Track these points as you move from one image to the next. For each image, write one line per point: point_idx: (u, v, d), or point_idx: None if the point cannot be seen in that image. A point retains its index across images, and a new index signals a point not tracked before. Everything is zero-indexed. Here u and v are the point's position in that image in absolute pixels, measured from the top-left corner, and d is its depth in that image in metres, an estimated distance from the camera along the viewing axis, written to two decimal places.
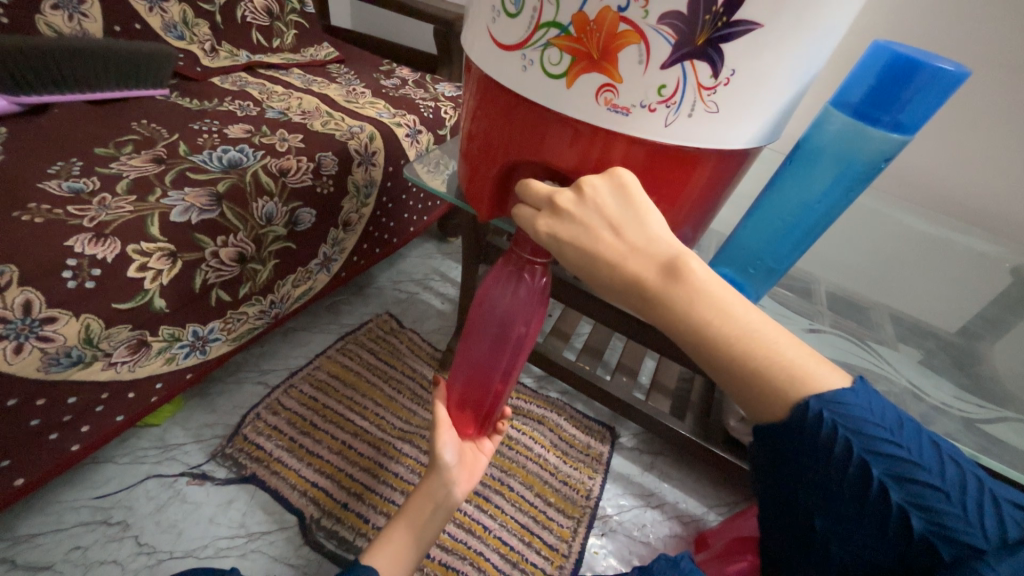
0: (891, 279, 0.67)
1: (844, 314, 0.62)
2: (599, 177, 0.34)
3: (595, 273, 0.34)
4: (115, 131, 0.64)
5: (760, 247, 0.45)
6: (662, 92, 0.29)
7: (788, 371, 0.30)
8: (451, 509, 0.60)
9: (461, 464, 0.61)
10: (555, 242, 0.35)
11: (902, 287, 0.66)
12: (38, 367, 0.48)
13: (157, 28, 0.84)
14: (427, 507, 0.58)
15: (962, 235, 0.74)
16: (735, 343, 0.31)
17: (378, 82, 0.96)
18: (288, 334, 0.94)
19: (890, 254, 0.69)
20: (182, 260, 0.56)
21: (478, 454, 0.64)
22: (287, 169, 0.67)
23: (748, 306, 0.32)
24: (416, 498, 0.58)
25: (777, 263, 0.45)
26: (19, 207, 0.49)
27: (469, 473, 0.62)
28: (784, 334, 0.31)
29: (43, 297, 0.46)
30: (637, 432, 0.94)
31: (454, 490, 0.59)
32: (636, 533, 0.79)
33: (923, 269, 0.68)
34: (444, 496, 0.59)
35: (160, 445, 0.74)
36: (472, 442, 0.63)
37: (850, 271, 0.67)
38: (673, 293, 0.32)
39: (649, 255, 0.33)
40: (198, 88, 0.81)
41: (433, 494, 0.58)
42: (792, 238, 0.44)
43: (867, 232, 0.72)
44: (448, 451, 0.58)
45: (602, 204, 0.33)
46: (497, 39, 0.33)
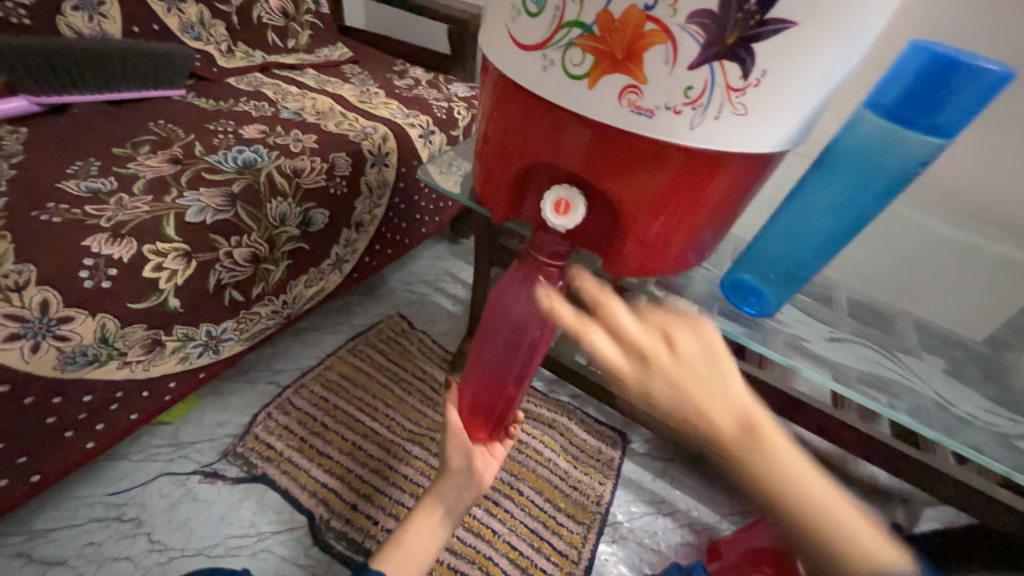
0: (927, 284, 0.63)
1: (868, 322, 0.60)
2: (685, 329, 0.36)
3: (672, 412, 0.35)
4: (133, 131, 0.65)
5: (784, 253, 0.45)
6: (688, 94, 0.30)
7: (863, 555, 0.29)
8: (461, 512, 0.59)
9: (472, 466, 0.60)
10: (634, 379, 0.35)
11: (939, 292, 0.63)
12: (54, 365, 0.48)
13: (175, 28, 0.84)
14: (437, 510, 0.57)
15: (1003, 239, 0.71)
16: (811, 514, 0.30)
17: (392, 82, 0.96)
18: (299, 333, 0.94)
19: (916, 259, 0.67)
20: (196, 260, 0.56)
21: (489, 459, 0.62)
22: (301, 170, 0.67)
23: (824, 480, 0.32)
24: (426, 502, 0.57)
25: (799, 268, 0.45)
26: (38, 207, 0.49)
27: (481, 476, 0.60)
28: (860, 514, 0.31)
29: (60, 296, 0.47)
30: (649, 438, 0.93)
31: (465, 494, 0.59)
32: (648, 541, 0.78)
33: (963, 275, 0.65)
34: (456, 500, 0.58)
35: (172, 442, 0.74)
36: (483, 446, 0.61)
37: (885, 275, 0.64)
38: (752, 455, 0.32)
39: (732, 410, 0.32)
40: (213, 89, 0.81)
41: (443, 497, 0.58)
42: (818, 243, 0.43)
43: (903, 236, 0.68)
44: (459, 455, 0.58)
45: (690, 359, 0.34)
46: (517, 38, 0.34)
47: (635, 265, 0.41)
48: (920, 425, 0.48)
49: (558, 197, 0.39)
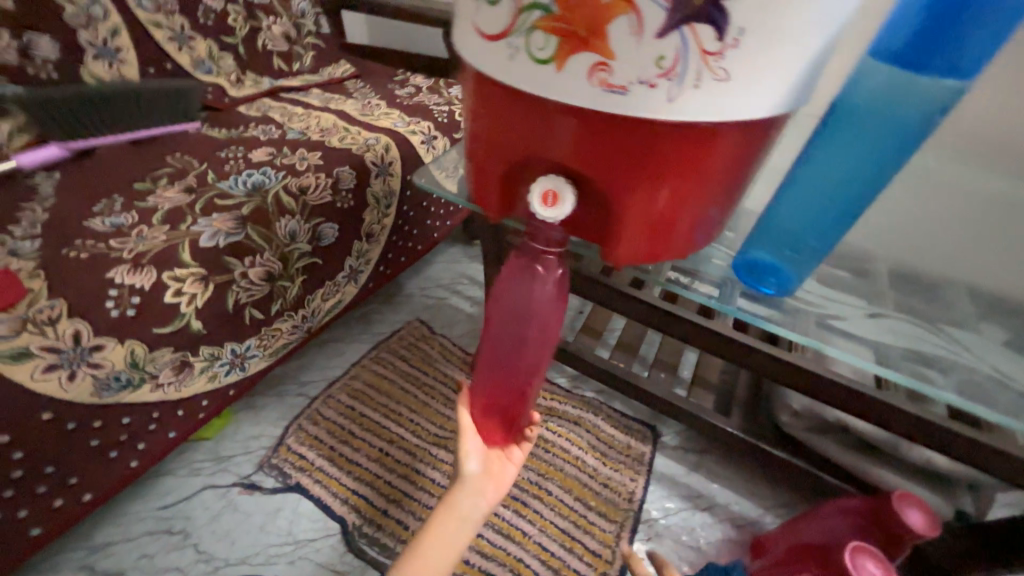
0: (967, 249, 0.58)
1: (909, 295, 0.55)
2: None
3: None
4: (152, 166, 0.69)
5: (801, 226, 0.42)
6: (661, 64, 0.29)
7: None
8: (478, 524, 0.53)
9: (487, 473, 0.54)
10: None
11: (985, 255, 0.58)
12: (92, 392, 0.51)
13: (186, 65, 0.88)
14: (450, 523, 0.51)
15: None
16: None
17: (393, 92, 0.98)
18: (324, 345, 0.97)
19: (946, 215, 0.62)
20: (213, 283, 0.59)
21: (506, 464, 0.57)
22: (306, 187, 0.69)
23: None
24: (440, 513, 0.51)
25: (819, 242, 0.42)
26: (67, 245, 0.53)
27: (498, 482, 0.55)
28: None
29: (90, 327, 0.50)
30: (681, 430, 0.90)
31: (480, 504, 0.53)
32: (685, 537, 0.75)
33: (1004, 235, 0.60)
34: (470, 509, 0.52)
35: (213, 457, 0.78)
36: (499, 450, 0.56)
37: (918, 241, 0.59)
38: None
39: None
40: (225, 119, 0.85)
41: (458, 507, 0.52)
42: (838, 211, 0.39)
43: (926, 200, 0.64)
44: (472, 459, 0.53)
45: None
46: (481, 30, 0.33)
47: (644, 247, 0.40)
48: (972, 403, 0.45)
49: (545, 188, 0.38)
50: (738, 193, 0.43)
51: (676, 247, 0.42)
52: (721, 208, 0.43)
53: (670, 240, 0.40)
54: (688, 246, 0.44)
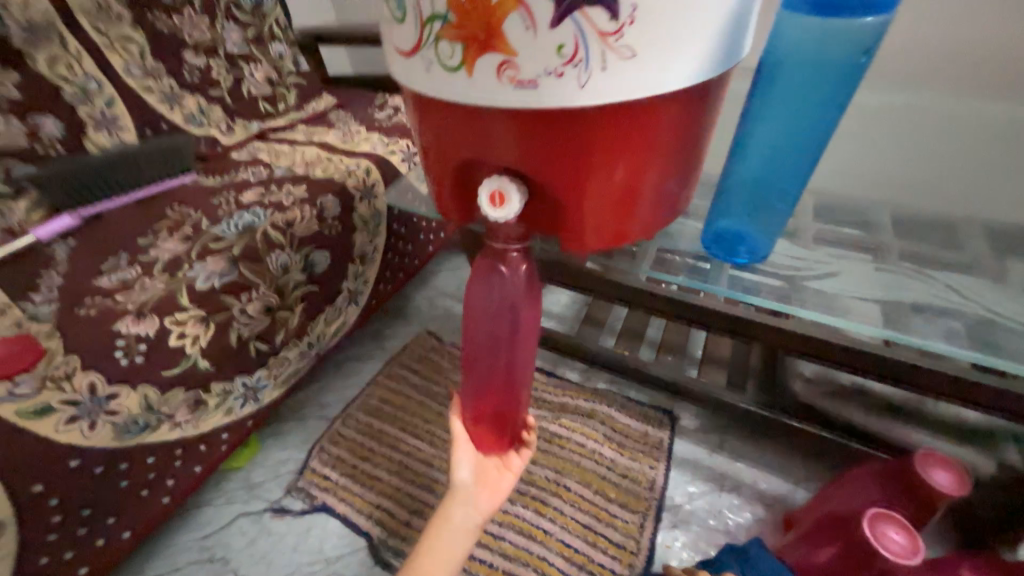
0: (907, 176, 0.66)
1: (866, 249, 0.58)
2: None
3: None
4: (153, 221, 0.73)
5: (765, 176, 0.44)
6: (563, 53, 0.29)
7: None
8: (472, 534, 0.56)
9: (481, 482, 0.57)
10: None
11: (920, 188, 0.65)
12: (113, 436, 0.56)
13: (180, 122, 0.90)
14: (444, 534, 0.54)
15: (959, 123, 0.75)
16: None
17: (373, 116, 1.01)
18: (339, 368, 1.00)
19: (887, 148, 0.70)
20: (214, 322, 0.63)
21: (503, 473, 0.58)
22: (292, 220, 0.72)
23: None
24: (432, 525, 0.55)
25: (785, 189, 0.45)
26: (78, 304, 0.58)
27: (490, 491, 0.57)
28: None
29: (103, 377, 0.54)
30: (699, 411, 0.88)
31: (473, 513, 0.56)
32: (712, 521, 0.73)
33: (942, 166, 0.67)
34: (462, 519, 0.55)
35: (245, 485, 0.82)
36: (496, 460, 0.58)
37: (862, 181, 0.66)
38: None
39: None
40: (217, 166, 0.90)
41: (451, 518, 0.55)
42: (794, 157, 0.42)
43: (866, 141, 0.72)
44: (463, 468, 0.56)
45: None
46: (399, 48, 0.34)
47: (611, 230, 0.40)
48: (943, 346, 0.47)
49: (492, 189, 0.38)
50: (691, 161, 0.43)
51: (641, 224, 0.42)
52: (678, 179, 0.42)
53: (634, 217, 0.40)
54: (655, 223, 0.44)
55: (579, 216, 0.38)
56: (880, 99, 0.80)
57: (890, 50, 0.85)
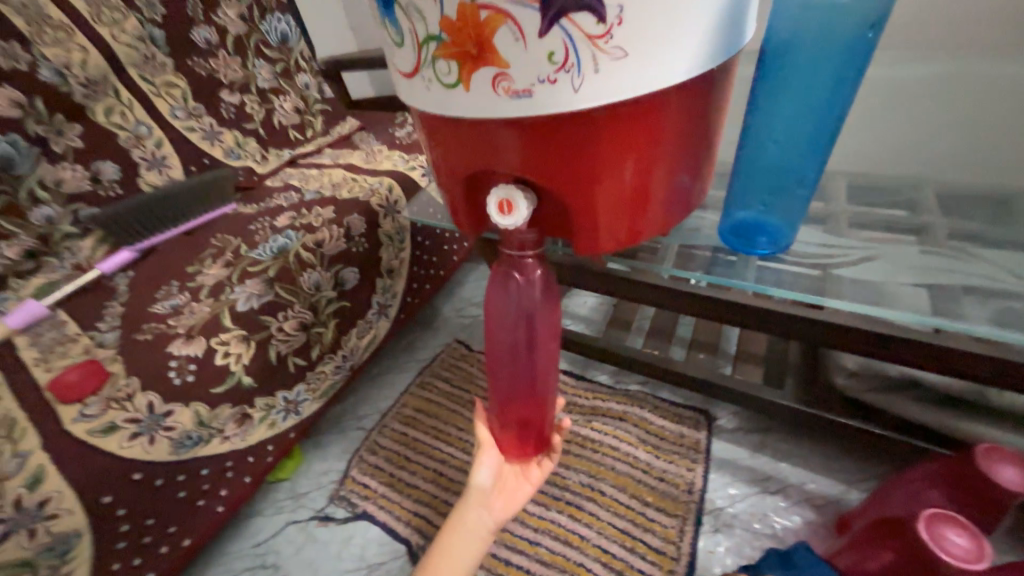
0: (940, 146, 0.62)
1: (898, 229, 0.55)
2: None
3: None
4: (199, 250, 0.78)
5: (779, 161, 0.44)
6: (554, 60, 0.30)
7: None
8: (485, 539, 0.56)
9: (498, 489, 0.58)
10: None
11: (958, 157, 0.61)
12: (170, 450, 0.60)
13: (220, 156, 0.97)
14: (458, 536, 0.54)
15: (1000, 81, 0.69)
16: None
17: (393, 135, 1.05)
18: (374, 379, 1.04)
19: (918, 118, 0.67)
20: (254, 340, 0.67)
21: (521, 483, 0.59)
22: (322, 241, 0.76)
23: None
24: (448, 527, 0.55)
25: (803, 172, 0.44)
26: (137, 329, 0.64)
27: (505, 500, 0.58)
28: None
29: (160, 397, 0.60)
30: (737, 410, 0.84)
31: (486, 516, 0.56)
32: (757, 525, 0.70)
33: (982, 130, 0.63)
34: (478, 522, 0.56)
35: (292, 494, 0.86)
36: (515, 468, 0.59)
37: (890, 155, 0.62)
38: None
39: None
40: (255, 194, 0.95)
41: (466, 523, 0.55)
42: (806, 139, 0.42)
43: (888, 109, 0.69)
44: (483, 472, 0.56)
45: None
46: (401, 71, 0.36)
47: (624, 228, 0.40)
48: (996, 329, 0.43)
49: (500, 197, 0.39)
50: (701, 152, 0.42)
51: (654, 221, 0.41)
52: (688, 172, 0.42)
53: (646, 213, 0.40)
54: (667, 219, 0.43)
55: (591, 218, 0.38)
56: (906, 64, 0.76)
57: (917, 10, 0.80)
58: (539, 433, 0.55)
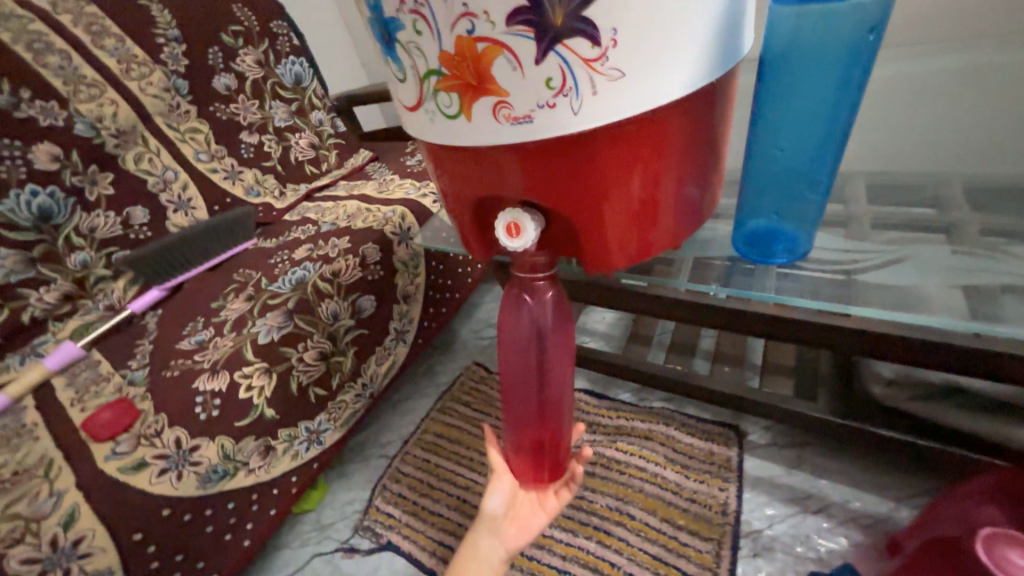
0: (961, 140, 0.60)
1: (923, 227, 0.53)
2: None
3: None
4: (223, 286, 0.80)
5: (789, 166, 0.44)
6: (552, 85, 0.30)
7: None
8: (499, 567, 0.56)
9: (511, 517, 0.56)
10: None
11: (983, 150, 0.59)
12: (197, 485, 0.61)
13: (241, 194, 1.01)
14: (471, 563, 0.55)
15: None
16: None
17: (404, 164, 1.08)
18: (395, 405, 1.04)
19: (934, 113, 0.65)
20: (276, 372, 0.68)
21: (536, 511, 0.57)
22: (339, 271, 0.77)
23: None
24: (462, 549, 0.56)
25: (815, 176, 0.44)
26: (165, 366, 0.66)
27: (517, 530, 0.56)
28: None
29: (187, 432, 0.61)
30: (768, 424, 0.81)
31: (498, 544, 0.56)
32: (800, 548, 0.66)
33: (1005, 120, 0.60)
34: (488, 551, 0.56)
35: (318, 525, 0.86)
36: (530, 495, 0.57)
37: (908, 152, 0.61)
38: None
39: None
40: (275, 229, 0.98)
41: (478, 549, 0.56)
42: (814, 144, 0.42)
43: (901, 106, 0.67)
44: (495, 498, 0.56)
45: None
46: (406, 105, 0.37)
47: (636, 244, 0.39)
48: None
49: (508, 221, 0.39)
50: (708, 163, 0.42)
51: (665, 234, 0.41)
52: (696, 184, 0.41)
53: (656, 227, 0.39)
54: (678, 233, 0.42)
55: (600, 237, 0.38)
56: (918, 58, 0.74)
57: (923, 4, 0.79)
58: (554, 460, 0.53)
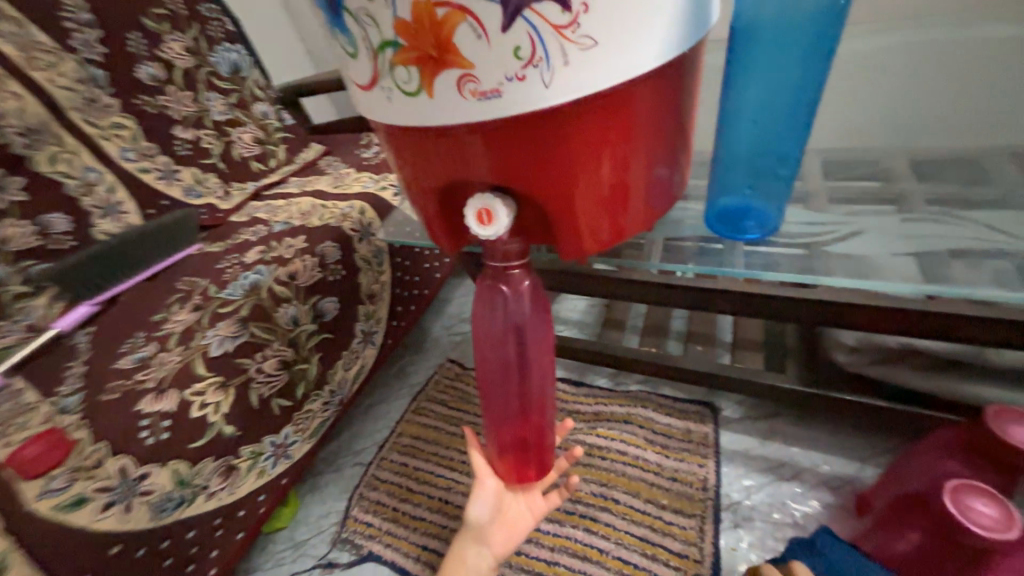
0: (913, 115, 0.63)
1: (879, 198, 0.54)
2: None
3: None
4: (165, 296, 0.73)
5: (759, 144, 0.44)
6: (520, 55, 0.28)
7: None
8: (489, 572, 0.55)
9: (497, 520, 0.55)
10: None
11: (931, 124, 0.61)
12: (150, 516, 0.56)
13: (179, 195, 0.92)
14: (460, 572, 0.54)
15: (958, 45, 0.70)
16: None
17: (361, 156, 1.02)
18: (367, 410, 0.99)
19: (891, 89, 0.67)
20: (233, 386, 0.63)
21: (523, 511, 0.57)
22: (295, 272, 0.72)
23: None
24: (449, 557, 0.55)
25: (785, 154, 0.44)
26: (101, 390, 0.59)
27: (506, 530, 0.55)
28: None
29: (132, 459, 0.55)
30: (741, 399, 0.83)
31: (486, 548, 0.54)
32: (777, 514, 0.68)
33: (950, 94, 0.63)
34: (476, 557, 0.54)
35: (292, 543, 0.81)
36: (517, 493, 0.56)
37: (866, 129, 0.62)
38: None
39: None
40: (221, 232, 0.90)
41: (465, 558, 0.54)
42: (784, 120, 0.42)
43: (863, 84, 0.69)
44: (478, 504, 0.54)
45: None
46: (359, 83, 0.34)
47: (608, 227, 0.38)
48: (979, 288, 0.43)
49: (478, 207, 0.37)
50: (679, 142, 0.40)
51: (637, 217, 0.40)
52: (667, 165, 0.40)
53: (628, 210, 0.38)
54: (650, 215, 0.41)
55: (573, 223, 0.36)
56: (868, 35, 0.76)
57: None
58: (539, 458, 0.51)
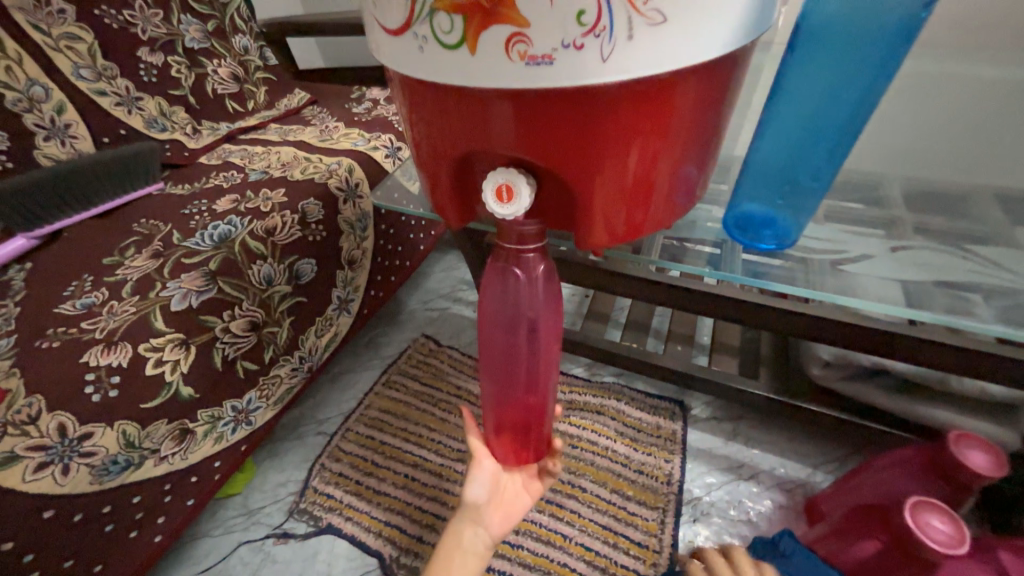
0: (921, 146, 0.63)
1: (879, 222, 0.55)
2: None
3: None
4: (118, 238, 0.66)
5: (791, 156, 0.44)
6: (583, 21, 0.25)
7: None
8: (484, 555, 0.53)
9: (495, 501, 0.54)
10: None
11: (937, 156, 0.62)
12: (91, 480, 0.51)
13: (140, 127, 0.83)
14: (454, 557, 0.51)
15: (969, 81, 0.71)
16: None
17: (350, 111, 0.95)
18: (335, 379, 0.96)
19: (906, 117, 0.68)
20: (194, 345, 0.58)
21: (519, 494, 0.56)
22: (273, 228, 0.67)
23: None
24: (443, 545, 0.53)
25: (814, 171, 0.44)
26: (39, 336, 0.52)
27: (502, 511, 0.54)
28: None
29: (74, 417, 0.49)
30: (710, 400, 0.86)
31: (482, 529, 0.53)
32: (734, 512, 0.72)
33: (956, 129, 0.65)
34: (472, 537, 0.53)
35: (244, 511, 0.77)
36: (513, 476, 0.55)
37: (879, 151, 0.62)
38: None
39: None
40: (186, 173, 0.81)
41: (461, 541, 0.53)
42: (823, 136, 0.41)
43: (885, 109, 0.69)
44: (477, 487, 0.52)
45: None
46: (385, 26, 0.30)
47: (623, 222, 0.36)
48: (958, 318, 0.45)
49: (499, 183, 0.34)
50: (712, 142, 0.39)
51: (656, 215, 0.37)
52: (697, 164, 0.38)
53: (649, 207, 0.36)
54: (671, 214, 0.39)
55: (598, 212, 0.34)
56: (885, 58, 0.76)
57: None
58: (538, 441, 0.50)
